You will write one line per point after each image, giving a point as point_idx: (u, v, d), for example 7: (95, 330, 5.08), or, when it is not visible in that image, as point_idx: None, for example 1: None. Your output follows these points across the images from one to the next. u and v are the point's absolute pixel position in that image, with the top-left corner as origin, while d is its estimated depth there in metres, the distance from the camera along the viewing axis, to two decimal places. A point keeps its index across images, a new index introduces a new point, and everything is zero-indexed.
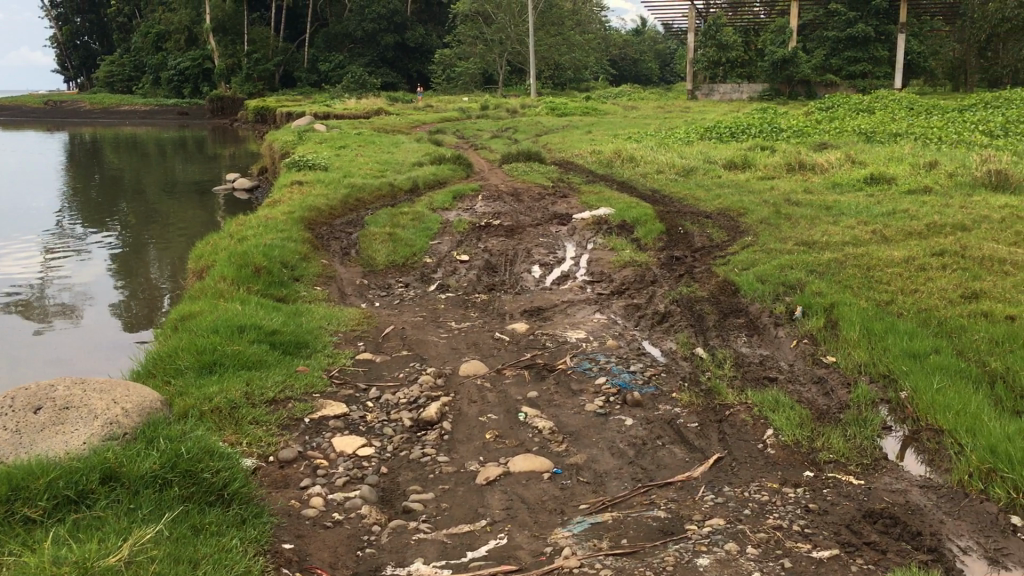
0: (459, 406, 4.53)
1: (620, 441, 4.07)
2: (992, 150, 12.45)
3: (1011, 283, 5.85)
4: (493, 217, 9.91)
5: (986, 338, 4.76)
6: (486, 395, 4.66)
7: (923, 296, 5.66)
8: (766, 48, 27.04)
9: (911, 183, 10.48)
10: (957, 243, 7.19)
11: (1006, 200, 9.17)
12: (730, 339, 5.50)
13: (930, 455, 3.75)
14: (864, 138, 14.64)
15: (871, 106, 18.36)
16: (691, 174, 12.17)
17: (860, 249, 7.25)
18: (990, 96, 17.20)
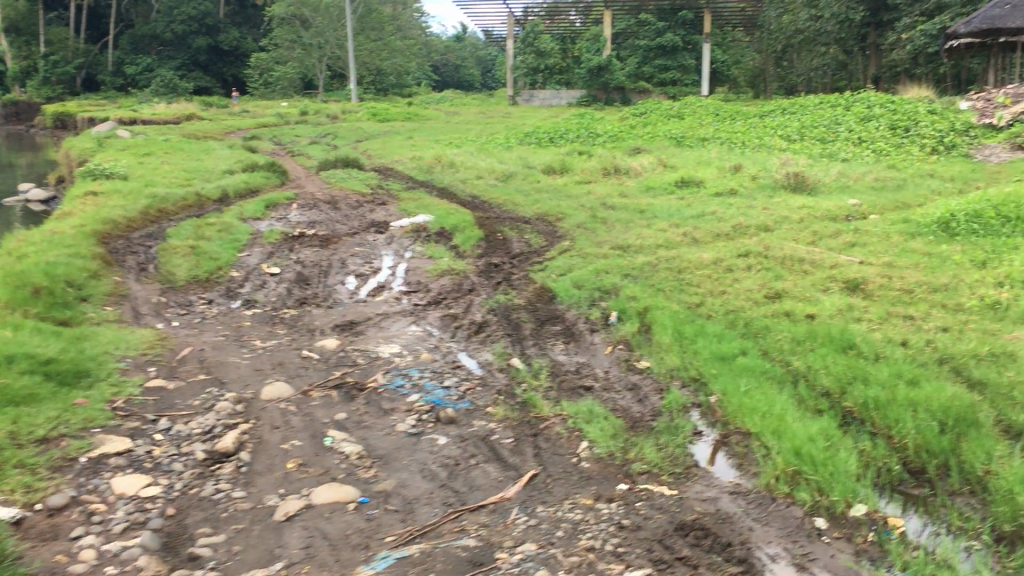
0: (260, 434, 4.19)
1: (432, 463, 3.87)
2: (790, 154, 13.13)
3: (810, 283, 6.07)
4: (307, 227, 9.50)
5: (788, 337, 4.88)
6: (289, 420, 4.34)
7: (730, 297, 5.78)
8: (581, 55, 27.67)
9: (718, 185, 10.86)
10: (761, 244, 7.44)
11: (804, 201, 9.63)
12: (547, 347, 5.41)
13: (739, 459, 3.76)
14: (675, 143, 15.13)
15: (680, 111, 19.05)
16: (511, 179, 12.17)
17: (672, 252, 7.37)
18: (786, 103, 18.20)
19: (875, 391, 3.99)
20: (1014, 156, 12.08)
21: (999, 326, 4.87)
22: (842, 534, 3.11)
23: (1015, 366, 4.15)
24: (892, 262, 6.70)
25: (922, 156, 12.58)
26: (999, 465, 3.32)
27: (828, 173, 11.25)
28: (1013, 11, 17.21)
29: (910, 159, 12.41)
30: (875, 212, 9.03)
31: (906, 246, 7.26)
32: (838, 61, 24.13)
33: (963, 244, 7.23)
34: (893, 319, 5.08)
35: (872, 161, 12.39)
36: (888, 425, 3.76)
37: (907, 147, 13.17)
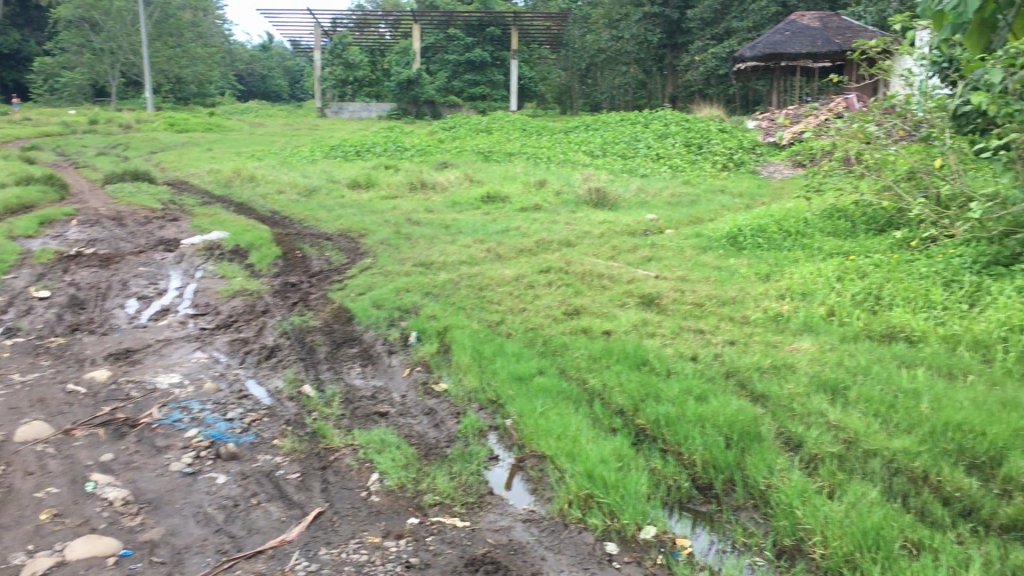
0: (9, 482, 3.72)
1: (207, 506, 3.53)
2: (593, 170, 13.46)
3: (608, 298, 6.15)
4: (86, 246, 8.77)
5: (586, 354, 4.88)
6: (46, 464, 3.88)
7: (530, 315, 5.75)
8: (390, 68, 27.43)
9: (522, 201, 10.92)
10: (562, 259, 7.50)
11: (604, 216, 9.85)
12: (342, 371, 5.16)
13: (534, 483, 3.67)
14: (482, 157, 15.18)
15: (488, 126, 19.18)
16: (314, 194, 11.79)
17: (475, 268, 7.31)
18: (590, 120, 18.71)
19: (667, 407, 4.03)
20: (795, 172, 12.92)
21: (781, 338, 5.09)
22: (632, 558, 3.08)
23: (794, 378, 4.32)
24: (685, 275, 6.91)
25: (713, 172, 13.20)
26: (780, 478, 3.40)
27: (628, 189, 11.59)
28: (793, 38, 18.65)
29: (703, 175, 13.00)
30: (671, 227, 9.35)
31: (698, 260, 7.52)
32: (638, 82, 25.54)
33: (749, 257, 7.57)
34: (685, 334, 5.20)
35: (669, 176, 12.89)
36: (678, 442, 3.79)
37: (701, 163, 13.82)
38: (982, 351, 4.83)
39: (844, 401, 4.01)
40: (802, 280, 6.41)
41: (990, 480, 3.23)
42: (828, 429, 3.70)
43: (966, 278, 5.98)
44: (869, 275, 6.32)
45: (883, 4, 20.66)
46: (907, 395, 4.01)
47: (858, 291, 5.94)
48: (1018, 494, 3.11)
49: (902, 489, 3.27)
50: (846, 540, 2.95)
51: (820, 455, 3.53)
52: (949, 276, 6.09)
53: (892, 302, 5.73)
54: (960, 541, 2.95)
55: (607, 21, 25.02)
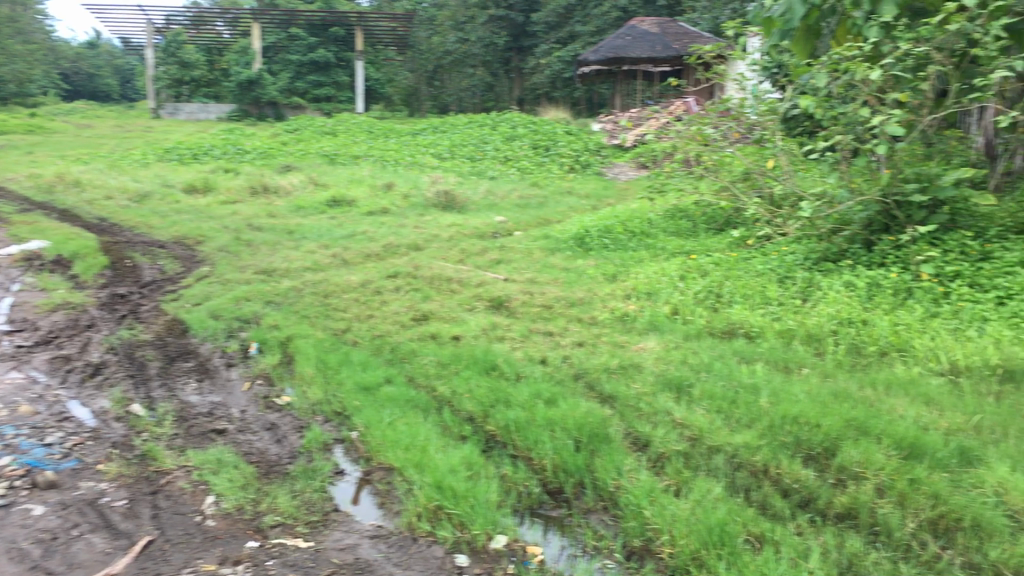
0: None
1: (23, 542, 3.10)
2: (441, 173, 13.36)
3: (457, 302, 6.07)
4: None
5: (434, 361, 4.78)
6: None
7: (377, 322, 5.60)
8: (229, 68, 26.52)
9: (369, 205, 10.70)
10: (410, 264, 7.37)
11: (453, 218, 9.78)
12: (176, 388, 4.86)
13: (382, 497, 3.53)
14: (328, 160, 14.82)
15: (334, 129, 18.76)
16: (146, 200, 11.17)
17: (319, 274, 7.08)
18: (437, 122, 18.61)
19: (516, 412, 3.98)
20: (638, 174, 13.28)
21: (627, 338, 5.14)
22: (482, 570, 3.00)
23: (641, 378, 4.36)
24: (533, 277, 6.92)
25: (560, 174, 13.36)
26: (628, 479, 3.40)
27: (476, 191, 11.58)
28: (633, 43, 19.24)
29: (550, 177, 13.13)
30: (519, 229, 9.38)
31: (546, 262, 7.55)
32: (486, 83, 25.65)
33: (596, 258, 7.66)
34: (534, 336, 5.18)
35: (517, 178, 12.96)
36: (528, 446, 3.74)
37: (548, 165, 13.98)
38: (815, 345, 5.04)
39: (689, 399, 4.08)
40: (647, 279, 6.53)
41: (826, 470, 3.33)
42: (674, 428, 3.74)
43: (798, 274, 6.25)
44: (709, 274, 6.50)
45: (715, 11, 21.52)
46: (747, 390, 4.11)
47: (700, 289, 6.11)
48: (852, 483, 3.21)
49: (744, 484, 3.32)
50: (692, 538, 2.96)
51: (666, 453, 3.56)
52: (783, 273, 6.34)
53: (731, 299, 5.91)
54: (799, 532, 3.01)
55: (453, 23, 25.07)
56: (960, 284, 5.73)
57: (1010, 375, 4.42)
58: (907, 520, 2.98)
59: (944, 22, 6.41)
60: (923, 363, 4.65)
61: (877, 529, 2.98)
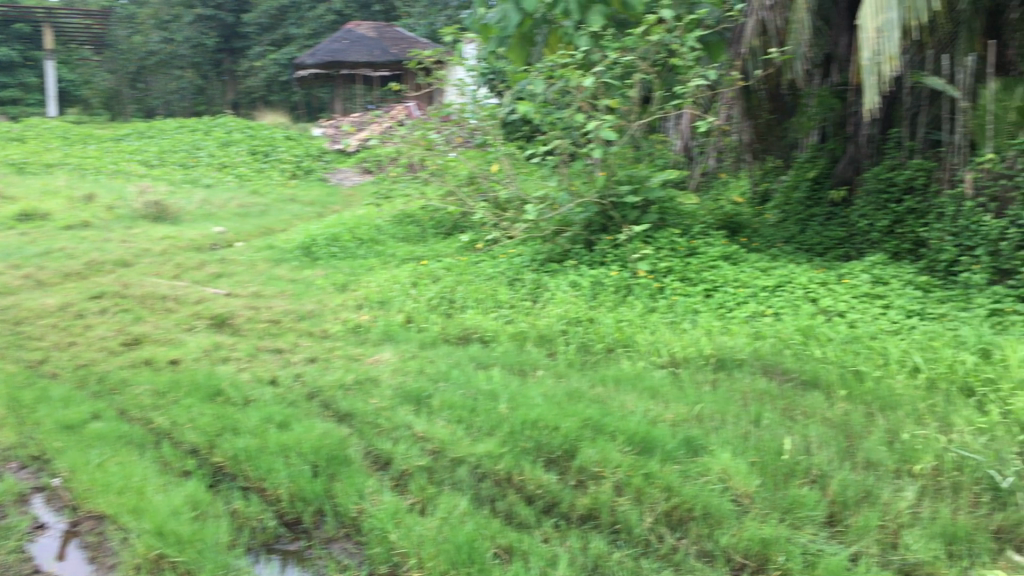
0: None
1: None
2: (150, 182, 12.44)
3: (173, 322, 5.61)
4: None
5: (149, 390, 4.35)
6: None
7: (80, 349, 5.04)
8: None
9: (67, 218, 9.71)
10: (118, 282, 6.74)
11: (166, 230, 9.11)
12: None
13: (93, 550, 3.10)
14: (14, 169, 13.30)
15: (22, 135, 16.91)
16: None
17: (8, 299, 6.28)
18: (142, 127, 17.35)
19: (246, 440, 3.70)
20: (363, 180, 13.21)
21: (361, 350, 5.00)
22: None
23: (378, 392, 4.21)
24: (258, 291, 6.58)
25: (282, 181, 12.95)
26: (371, 502, 3.22)
27: (190, 201, 10.88)
28: (350, 48, 19.26)
29: (270, 184, 12.66)
30: (240, 239, 8.91)
31: (271, 274, 7.20)
32: (195, 86, 24.49)
33: (324, 268, 7.42)
34: (261, 355, 4.90)
35: (235, 186, 12.37)
36: (261, 476, 3.46)
37: (268, 171, 13.47)
38: (546, 345, 5.15)
39: (428, 410, 3.98)
40: (379, 288, 6.40)
41: (566, 472, 3.33)
42: (415, 442, 3.63)
43: (526, 276, 6.38)
44: (441, 279, 6.49)
45: (429, 18, 23.44)
46: (485, 397, 4.09)
47: (433, 295, 6.07)
48: (592, 483, 3.23)
49: (489, 494, 3.23)
50: (441, 559, 2.84)
51: (409, 469, 3.42)
52: (511, 275, 6.45)
53: (464, 304, 5.92)
54: (545, 539, 2.95)
55: (156, 22, 23.82)
56: (672, 279, 6.11)
57: (721, 363, 4.74)
58: (645, 516, 3.02)
59: (646, 34, 6.82)
60: (645, 356, 4.87)
61: (618, 527, 2.99)
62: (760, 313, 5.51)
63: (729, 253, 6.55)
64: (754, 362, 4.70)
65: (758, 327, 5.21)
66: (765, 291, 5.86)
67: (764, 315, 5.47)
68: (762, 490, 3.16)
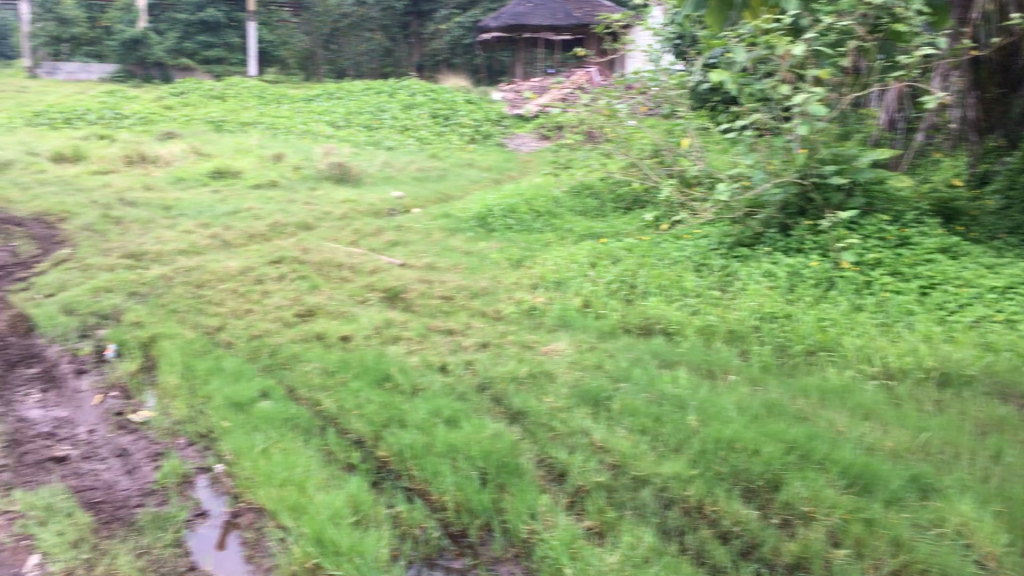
0: None
1: None
2: (336, 143, 12.89)
3: (347, 294, 5.55)
4: None
5: (319, 369, 4.23)
6: None
7: (255, 319, 5.06)
8: (111, 26, 22.58)
9: (256, 177, 10.37)
10: (296, 246, 7.03)
11: (346, 194, 9.44)
12: (14, 401, 4.18)
13: (252, 548, 2.92)
14: (214, 128, 14.22)
15: (223, 92, 17.64)
16: (7, 169, 10.51)
17: (195, 261, 6.54)
18: (332, 88, 17.83)
19: (412, 436, 3.45)
20: (541, 146, 12.93)
21: (536, 337, 4.68)
22: None
23: (553, 390, 3.86)
24: (433, 263, 6.44)
25: (460, 145, 12.97)
26: (544, 524, 2.90)
27: (372, 164, 11.23)
28: (534, 10, 19.00)
29: (449, 148, 12.74)
30: (417, 206, 9.05)
31: (446, 244, 7.07)
32: (385, 49, 23.14)
33: (499, 239, 7.19)
34: (432, 336, 4.69)
35: (415, 149, 12.51)
36: (427, 479, 3.20)
37: (447, 135, 13.55)
38: (738, 343, 4.65)
39: (608, 415, 3.60)
40: (555, 267, 6.05)
41: (768, 507, 2.90)
42: (593, 454, 3.27)
43: (715, 261, 5.87)
44: (622, 260, 6.07)
45: None
46: (672, 404, 3.67)
47: (612, 279, 5.67)
48: (800, 525, 2.79)
49: (678, 526, 2.85)
50: None
51: (585, 486, 3.07)
52: (699, 261, 5.95)
53: (647, 291, 5.47)
54: None
55: None
56: (881, 272, 5.42)
57: (945, 379, 4.11)
58: None
59: None
60: (853, 365, 4.30)
61: None
62: (989, 319, 4.78)
63: (948, 245, 5.76)
64: (987, 379, 4.05)
65: (989, 336, 4.48)
66: (993, 292, 5.09)
67: (996, 321, 4.74)
68: (1012, 552, 2.61)
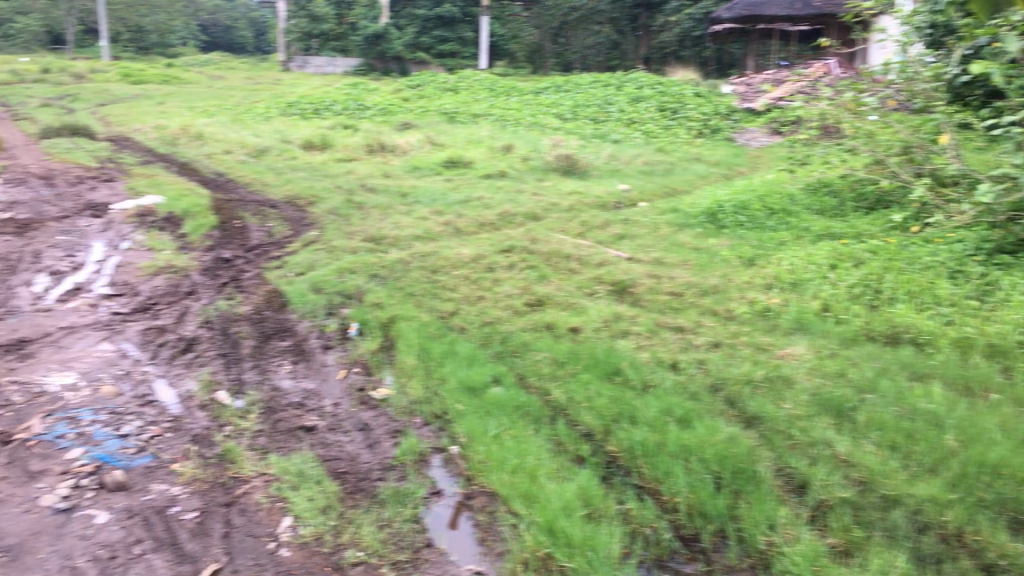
0: None
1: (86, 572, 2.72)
2: (563, 135, 13.02)
3: (575, 286, 5.56)
4: (17, 204, 7.97)
5: (549, 359, 4.25)
6: None
7: (487, 306, 5.17)
8: (356, 22, 24.05)
9: (487, 167, 10.65)
10: (525, 236, 7.13)
11: (574, 186, 9.49)
12: (269, 371, 4.51)
13: (484, 531, 2.99)
14: (447, 119, 14.76)
15: (455, 84, 18.23)
16: (264, 155, 11.39)
17: (430, 247, 6.79)
18: (560, 80, 17.95)
19: (643, 433, 3.39)
20: (772, 141, 12.38)
21: (771, 340, 4.48)
22: None
23: (791, 396, 3.67)
24: (661, 258, 6.33)
25: (688, 139, 12.72)
26: (785, 537, 2.80)
27: (599, 156, 11.25)
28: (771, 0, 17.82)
29: (677, 141, 12.54)
30: (644, 199, 8.96)
31: (674, 240, 6.94)
32: (612, 41, 22.61)
33: (729, 237, 6.97)
34: (662, 333, 4.60)
35: (641, 143, 12.38)
36: (658, 478, 3.15)
37: (675, 129, 13.33)
38: (1001, 360, 4.23)
39: (852, 427, 3.38)
40: (791, 267, 5.78)
41: None
42: (837, 467, 3.08)
43: (974, 269, 5.39)
44: (865, 263, 5.70)
45: None
46: (925, 421, 3.39)
47: (855, 283, 5.34)
48: None
49: (934, 553, 2.66)
50: None
51: (828, 501, 2.91)
52: (954, 267, 5.48)
53: (894, 297, 5.10)
54: None
55: None
56: None
57: None
58: None
59: None
60: None
61: None
62: None
63: None
64: None
65: None
66: None
67: None
68: None
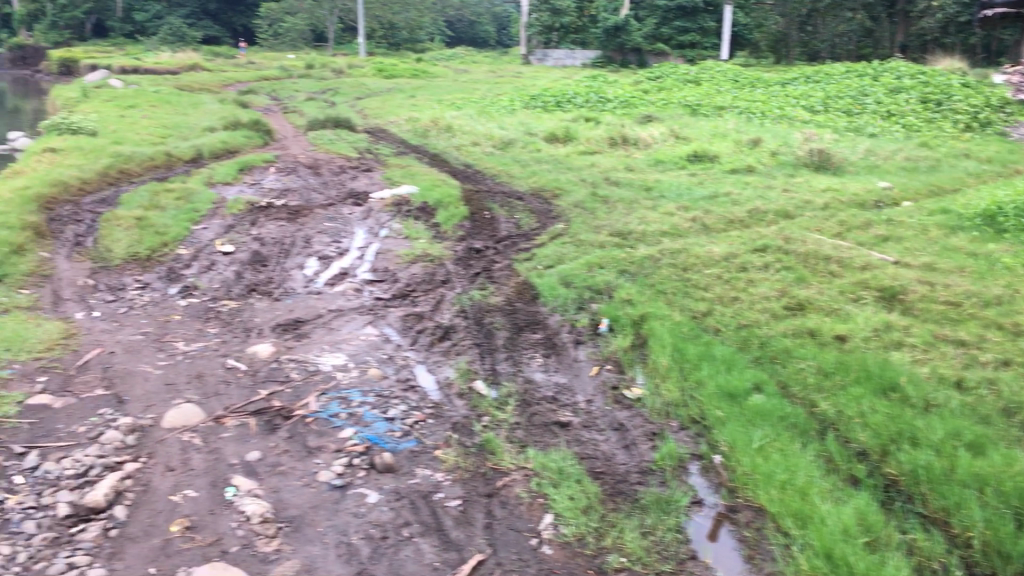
0: (158, 469, 3.28)
1: (361, 549, 2.85)
2: (814, 129, 12.39)
3: (838, 290, 5.23)
4: (288, 192, 8.58)
5: (813, 368, 4.01)
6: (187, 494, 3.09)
7: (743, 308, 4.97)
8: (597, 15, 24.10)
9: (734, 161, 10.32)
10: (778, 235, 6.81)
11: (827, 183, 9.00)
12: (523, 364, 4.56)
13: (751, 549, 2.90)
14: (690, 111, 14.45)
15: (699, 76, 17.82)
16: (509, 147, 11.64)
17: (679, 244, 6.64)
18: (810, 70, 17.09)
19: (927, 457, 3.12)
20: None
21: None
22: None
23: None
24: (933, 263, 5.83)
25: (955, 133, 11.72)
26: None
27: (855, 151, 10.60)
28: None
29: (942, 136, 11.58)
30: (907, 199, 8.33)
31: (946, 244, 6.39)
32: (865, 29, 20.89)
33: (1011, 243, 6.32)
34: (941, 346, 4.21)
35: (901, 137, 11.54)
36: (946, 510, 2.89)
37: (940, 122, 12.30)
38: None
39: None
40: None
41: None
42: None
43: None
44: None
45: None
46: None
47: None
48: None
49: None
50: None
51: None
52: None
53: None
54: None
55: None
56: None
57: None
58: None
59: None
60: None
61: None
62: None
63: None
64: None
65: None
66: None
67: None
68: None
